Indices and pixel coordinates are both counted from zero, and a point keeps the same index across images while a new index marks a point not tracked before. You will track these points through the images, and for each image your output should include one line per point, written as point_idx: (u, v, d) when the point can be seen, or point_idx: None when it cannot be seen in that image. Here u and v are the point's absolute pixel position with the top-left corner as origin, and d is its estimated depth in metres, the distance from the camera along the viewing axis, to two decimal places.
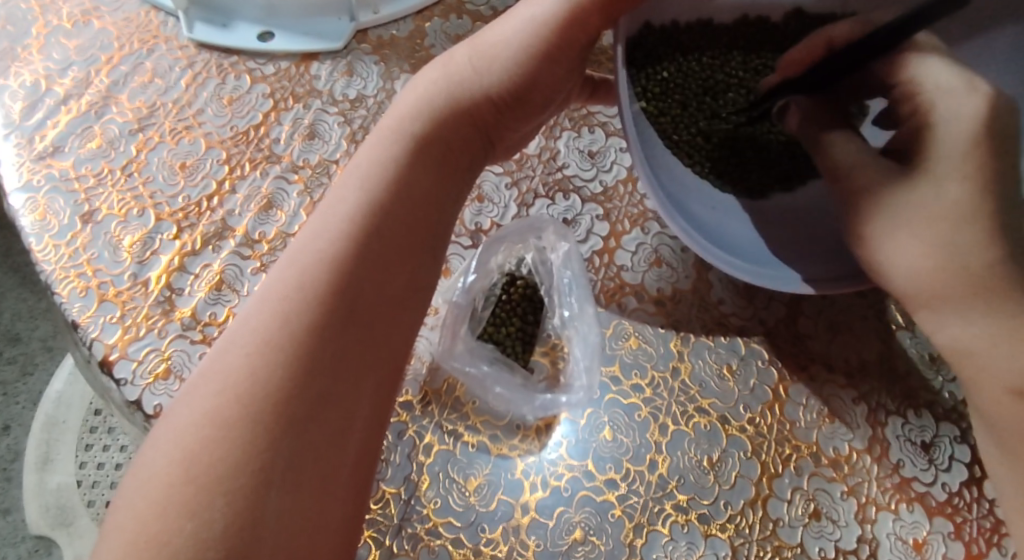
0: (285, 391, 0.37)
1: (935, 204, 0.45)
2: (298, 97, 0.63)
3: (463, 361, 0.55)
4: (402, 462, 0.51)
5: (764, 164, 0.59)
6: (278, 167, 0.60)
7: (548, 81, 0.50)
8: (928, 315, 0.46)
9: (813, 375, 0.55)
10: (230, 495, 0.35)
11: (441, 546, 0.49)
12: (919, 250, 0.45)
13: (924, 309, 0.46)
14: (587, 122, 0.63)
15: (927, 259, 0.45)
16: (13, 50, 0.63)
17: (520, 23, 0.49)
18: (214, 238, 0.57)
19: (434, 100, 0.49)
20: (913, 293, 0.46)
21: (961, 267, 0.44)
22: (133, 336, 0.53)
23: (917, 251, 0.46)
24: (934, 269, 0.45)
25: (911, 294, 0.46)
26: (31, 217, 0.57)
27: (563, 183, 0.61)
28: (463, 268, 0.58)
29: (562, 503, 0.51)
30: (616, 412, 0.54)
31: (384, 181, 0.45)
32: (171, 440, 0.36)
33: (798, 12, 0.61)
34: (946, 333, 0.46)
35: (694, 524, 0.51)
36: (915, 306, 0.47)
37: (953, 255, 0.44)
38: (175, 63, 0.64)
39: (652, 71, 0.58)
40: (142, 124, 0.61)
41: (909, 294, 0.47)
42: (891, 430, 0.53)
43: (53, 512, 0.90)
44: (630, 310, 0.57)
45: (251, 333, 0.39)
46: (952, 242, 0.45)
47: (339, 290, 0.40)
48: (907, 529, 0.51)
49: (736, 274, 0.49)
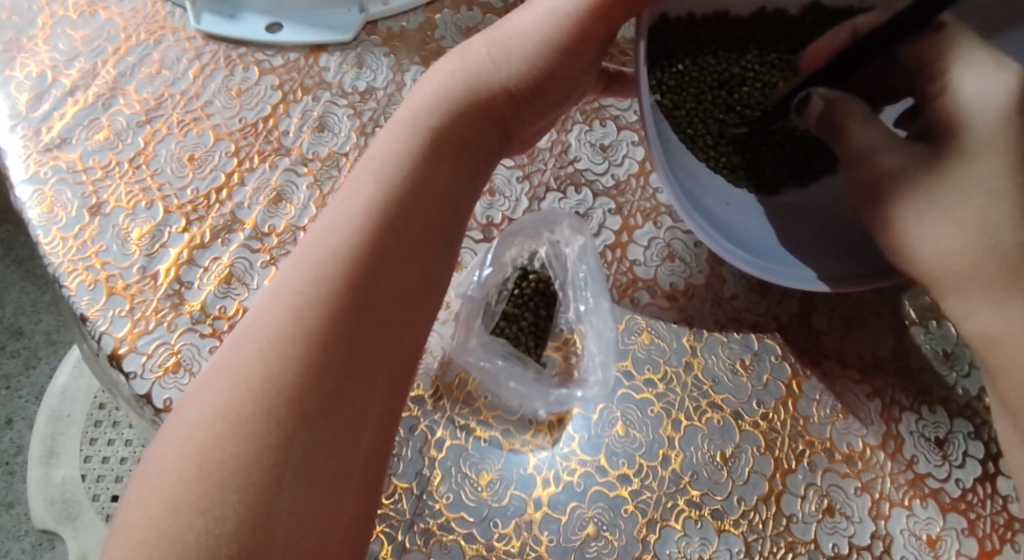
0: (299, 388, 0.37)
1: (978, 197, 0.45)
2: (307, 89, 0.62)
3: (476, 356, 0.55)
4: (413, 457, 0.51)
5: (778, 159, 0.59)
6: (287, 159, 0.60)
7: (565, 74, 0.50)
8: (972, 312, 0.45)
9: (826, 371, 0.55)
10: (243, 491, 0.34)
11: (453, 541, 0.49)
12: (962, 239, 0.45)
13: (966, 307, 0.45)
14: (599, 115, 0.62)
15: (972, 250, 0.44)
16: (19, 41, 0.62)
17: (540, 15, 0.48)
18: (224, 231, 0.57)
19: (450, 93, 0.48)
20: (959, 288, 0.45)
21: (1008, 258, 0.44)
22: (142, 330, 0.52)
23: (953, 240, 0.45)
24: (951, 254, 0.45)
25: (956, 291, 0.45)
26: (38, 209, 0.56)
27: (575, 176, 0.60)
28: (475, 262, 0.58)
29: (574, 498, 0.51)
30: (629, 407, 0.53)
31: (399, 174, 0.44)
32: (182, 435, 0.36)
33: (813, 6, 0.62)
34: (986, 332, 0.45)
35: (707, 520, 0.50)
36: (954, 307, 0.46)
37: (992, 244, 0.44)
38: (182, 54, 0.63)
39: (667, 63, 0.58)
40: (149, 116, 0.61)
41: (952, 290, 0.45)
42: (905, 426, 0.53)
43: (57, 506, 0.90)
44: (643, 305, 0.56)
45: (264, 328, 0.38)
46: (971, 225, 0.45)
47: (356, 285, 0.40)
48: (921, 526, 0.51)
49: (774, 273, 0.48)
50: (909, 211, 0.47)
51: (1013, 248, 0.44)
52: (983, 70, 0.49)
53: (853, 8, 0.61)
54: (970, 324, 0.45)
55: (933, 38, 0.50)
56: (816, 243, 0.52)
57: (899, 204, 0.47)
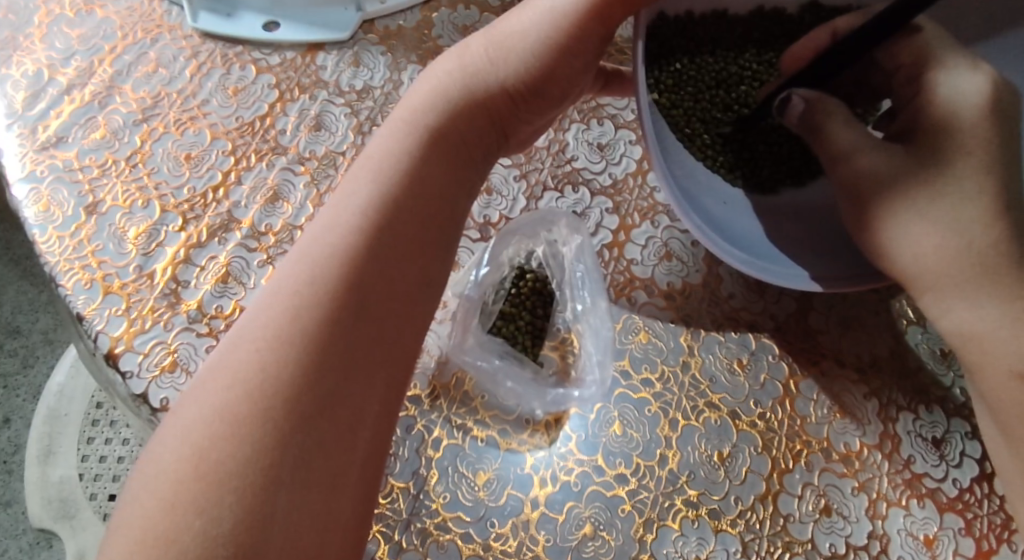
0: (295, 389, 0.37)
1: (951, 196, 0.45)
2: (304, 88, 0.62)
3: (473, 355, 0.55)
4: (410, 457, 0.51)
5: (775, 159, 0.59)
6: (284, 158, 0.60)
7: (564, 73, 0.50)
8: (948, 311, 0.46)
9: (824, 370, 0.55)
10: (239, 492, 0.34)
11: (450, 541, 0.49)
12: (937, 238, 0.45)
13: (942, 307, 0.46)
14: (596, 114, 0.62)
15: (947, 250, 0.45)
16: (15, 39, 0.62)
17: (539, 13, 0.48)
18: (220, 230, 0.57)
19: (447, 92, 0.48)
20: (935, 288, 0.46)
21: (981, 256, 0.44)
22: (138, 330, 0.52)
23: (929, 239, 0.45)
24: (926, 254, 0.45)
25: (932, 290, 0.46)
26: (34, 208, 0.56)
27: (572, 175, 0.60)
28: (473, 261, 0.58)
29: (572, 498, 0.51)
30: (626, 407, 0.53)
31: (397, 174, 0.44)
32: (179, 435, 0.36)
33: (812, 5, 0.61)
34: (976, 331, 0.45)
35: (704, 520, 0.50)
36: (931, 305, 0.47)
37: (967, 243, 0.45)
38: (179, 53, 0.63)
39: (665, 62, 0.58)
40: (146, 115, 0.60)
41: (928, 289, 0.46)
42: (902, 426, 0.53)
43: (54, 506, 0.90)
44: (640, 304, 0.56)
45: (261, 328, 0.38)
46: (951, 224, 0.45)
47: (353, 285, 0.40)
48: (918, 526, 0.51)
49: (772, 273, 0.48)
50: (890, 212, 0.47)
51: (988, 248, 0.45)
52: (982, 68, 0.49)
53: (852, 7, 0.61)
54: (947, 322, 0.46)
55: (929, 39, 0.51)
56: (814, 243, 0.52)
57: (878, 206, 0.47)
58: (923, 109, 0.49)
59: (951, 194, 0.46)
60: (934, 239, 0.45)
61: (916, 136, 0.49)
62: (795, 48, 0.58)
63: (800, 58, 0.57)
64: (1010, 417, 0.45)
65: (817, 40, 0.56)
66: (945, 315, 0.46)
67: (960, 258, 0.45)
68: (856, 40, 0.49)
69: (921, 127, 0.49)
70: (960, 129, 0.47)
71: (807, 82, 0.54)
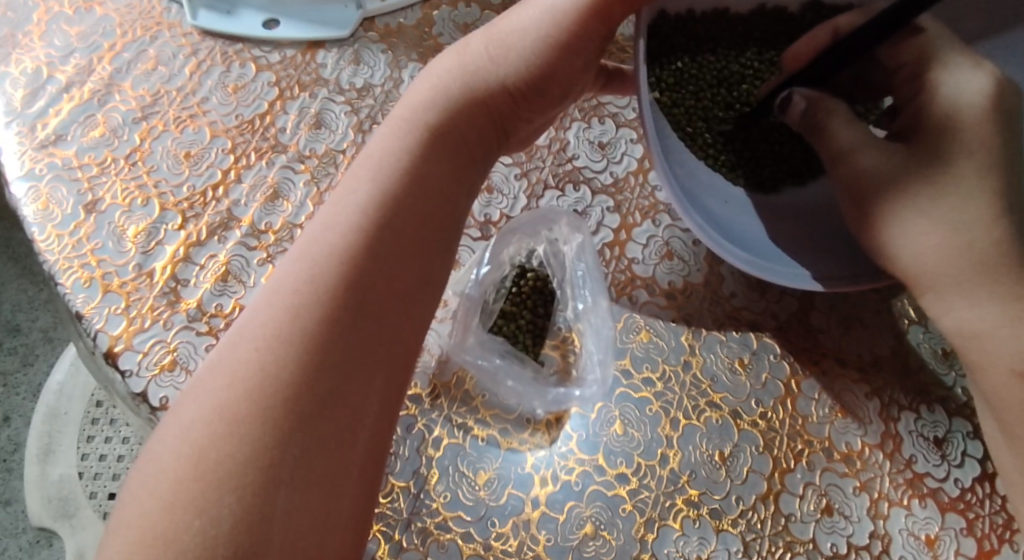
0: (295, 389, 0.36)
1: (952, 195, 0.45)
2: (304, 86, 0.62)
3: (474, 354, 0.55)
4: (411, 456, 0.51)
5: (776, 158, 0.58)
6: (284, 157, 0.59)
7: (564, 71, 0.49)
8: (948, 310, 0.46)
9: (825, 369, 0.54)
10: (239, 492, 0.34)
11: (451, 541, 0.49)
12: (937, 237, 0.45)
13: (943, 306, 0.46)
14: (597, 112, 0.62)
15: (947, 249, 0.45)
16: (14, 36, 0.62)
17: (539, 12, 0.48)
18: (220, 228, 0.56)
19: (447, 91, 0.48)
20: (937, 286, 0.45)
21: (983, 255, 0.44)
22: (138, 328, 0.52)
23: (930, 238, 0.45)
24: (928, 253, 0.45)
25: (932, 289, 0.46)
26: (33, 206, 0.56)
27: (573, 174, 0.60)
28: (473, 260, 0.57)
29: (572, 497, 0.51)
30: (627, 406, 0.53)
31: (397, 172, 0.44)
32: (178, 434, 0.36)
33: (813, 3, 0.61)
34: (978, 331, 0.45)
35: (705, 519, 0.50)
36: (931, 304, 0.46)
37: (968, 242, 0.45)
38: (179, 50, 0.63)
39: (666, 61, 0.58)
40: (145, 113, 0.60)
41: (929, 288, 0.46)
42: (904, 426, 0.53)
43: (54, 504, 0.90)
44: (641, 303, 0.56)
45: (260, 327, 0.38)
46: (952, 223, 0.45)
47: (352, 284, 0.40)
48: (919, 526, 0.50)
49: (773, 272, 0.48)
50: (892, 210, 0.47)
51: (991, 248, 0.44)
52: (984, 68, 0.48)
53: (854, 6, 0.61)
54: (948, 321, 0.46)
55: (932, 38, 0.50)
56: (815, 242, 0.52)
57: (880, 205, 0.47)
58: (925, 109, 0.49)
59: (953, 193, 0.45)
60: (935, 238, 0.45)
61: (918, 135, 0.49)
62: (795, 47, 0.57)
63: (800, 56, 0.56)
64: (1011, 417, 0.45)
65: (817, 37, 0.55)
66: (946, 314, 0.46)
67: (961, 257, 0.45)
68: (857, 39, 0.48)
69: (923, 126, 0.49)
70: (962, 129, 0.47)
71: (808, 81, 0.54)
